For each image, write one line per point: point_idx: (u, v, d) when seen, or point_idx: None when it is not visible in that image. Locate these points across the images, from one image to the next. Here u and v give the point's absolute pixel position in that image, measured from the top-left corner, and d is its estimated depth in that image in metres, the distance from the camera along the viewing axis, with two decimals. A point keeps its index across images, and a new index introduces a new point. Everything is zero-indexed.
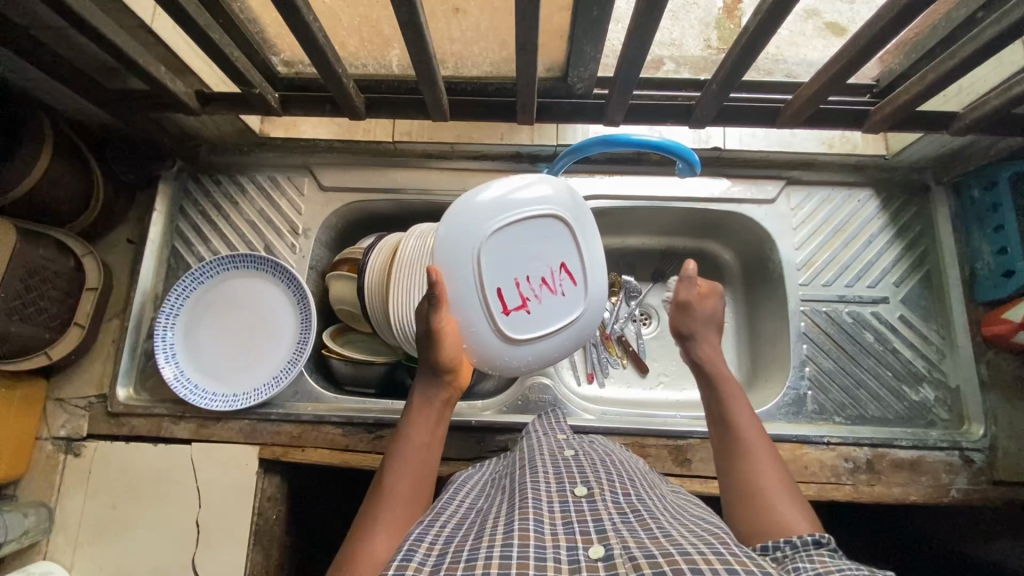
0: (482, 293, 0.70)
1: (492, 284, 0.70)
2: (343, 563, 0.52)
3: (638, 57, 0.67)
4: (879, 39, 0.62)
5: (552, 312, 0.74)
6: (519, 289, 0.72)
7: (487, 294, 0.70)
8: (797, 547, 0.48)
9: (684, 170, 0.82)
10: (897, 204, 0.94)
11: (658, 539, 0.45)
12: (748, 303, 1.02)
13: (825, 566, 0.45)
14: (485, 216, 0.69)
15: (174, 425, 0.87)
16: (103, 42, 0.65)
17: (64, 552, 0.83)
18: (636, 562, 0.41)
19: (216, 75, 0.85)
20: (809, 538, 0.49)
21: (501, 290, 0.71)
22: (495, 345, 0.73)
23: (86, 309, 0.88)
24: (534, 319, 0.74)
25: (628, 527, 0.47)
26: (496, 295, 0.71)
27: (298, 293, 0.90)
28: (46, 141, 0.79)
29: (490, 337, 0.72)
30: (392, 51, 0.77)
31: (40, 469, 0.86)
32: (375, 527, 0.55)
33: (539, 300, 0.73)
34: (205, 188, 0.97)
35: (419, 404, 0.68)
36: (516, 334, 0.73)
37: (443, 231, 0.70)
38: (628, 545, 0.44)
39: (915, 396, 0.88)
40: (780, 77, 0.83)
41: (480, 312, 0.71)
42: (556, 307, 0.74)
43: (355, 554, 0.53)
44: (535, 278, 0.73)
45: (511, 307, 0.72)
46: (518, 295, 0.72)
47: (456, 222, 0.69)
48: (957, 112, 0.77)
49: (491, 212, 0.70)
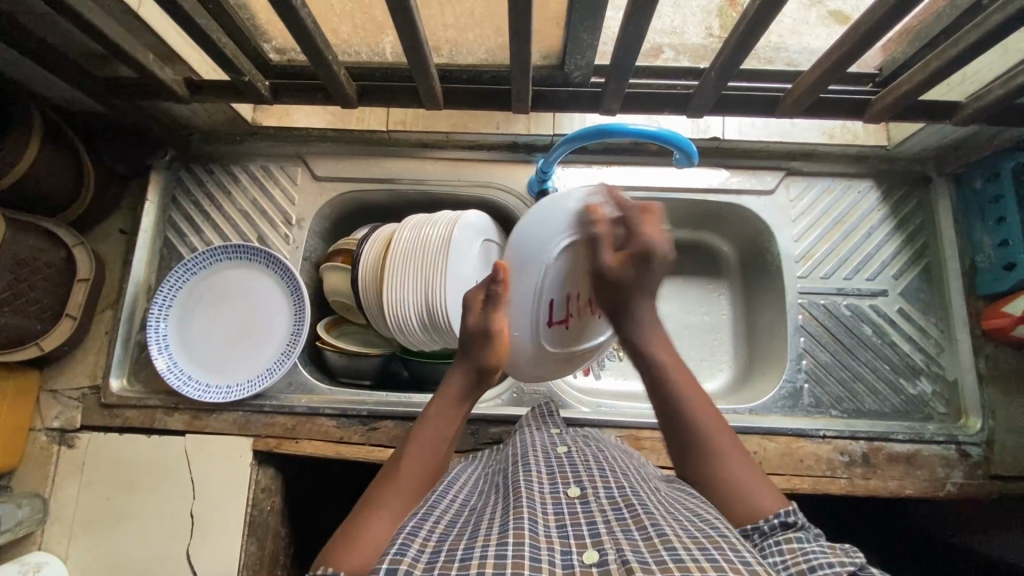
0: (537, 300, 0.72)
1: (548, 294, 0.72)
2: (343, 542, 0.52)
3: (634, 44, 0.66)
4: (881, 26, 0.61)
5: (588, 329, 0.77)
6: (567, 304, 0.74)
7: (541, 302, 0.73)
8: (765, 533, 0.51)
9: (681, 161, 0.80)
10: (898, 196, 0.93)
11: (652, 540, 0.45)
12: (745, 295, 1.01)
13: (792, 550, 0.48)
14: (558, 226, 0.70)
15: (167, 417, 0.87)
16: (89, 28, 0.64)
17: (58, 543, 0.83)
18: (629, 566, 0.41)
19: (207, 62, 0.84)
20: (776, 521, 0.52)
21: (552, 301, 0.73)
22: (529, 350, 0.76)
23: (78, 300, 0.87)
24: (573, 334, 0.76)
25: (621, 526, 0.47)
26: (548, 305, 0.73)
27: (292, 285, 0.90)
28: (35, 130, 0.78)
29: (528, 342, 0.75)
30: (386, 38, 0.76)
31: (34, 460, 0.86)
32: (377, 510, 0.55)
33: (580, 318, 0.75)
34: (197, 178, 0.96)
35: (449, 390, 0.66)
36: (554, 345, 0.76)
37: (523, 229, 0.72)
38: (621, 548, 0.44)
39: (913, 389, 0.87)
40: (781, 67, 0.80)
41: (531, 316, 0.73)
42: (591, 326, 0.77)
43: (354, 534, 0.52)
44: (584, 296, 0.74)
45: (556, 319, 0.74)
46: (563, 309, 0.74)
47: (539, 223, 0.71)
48: (960, 103, 0.76)
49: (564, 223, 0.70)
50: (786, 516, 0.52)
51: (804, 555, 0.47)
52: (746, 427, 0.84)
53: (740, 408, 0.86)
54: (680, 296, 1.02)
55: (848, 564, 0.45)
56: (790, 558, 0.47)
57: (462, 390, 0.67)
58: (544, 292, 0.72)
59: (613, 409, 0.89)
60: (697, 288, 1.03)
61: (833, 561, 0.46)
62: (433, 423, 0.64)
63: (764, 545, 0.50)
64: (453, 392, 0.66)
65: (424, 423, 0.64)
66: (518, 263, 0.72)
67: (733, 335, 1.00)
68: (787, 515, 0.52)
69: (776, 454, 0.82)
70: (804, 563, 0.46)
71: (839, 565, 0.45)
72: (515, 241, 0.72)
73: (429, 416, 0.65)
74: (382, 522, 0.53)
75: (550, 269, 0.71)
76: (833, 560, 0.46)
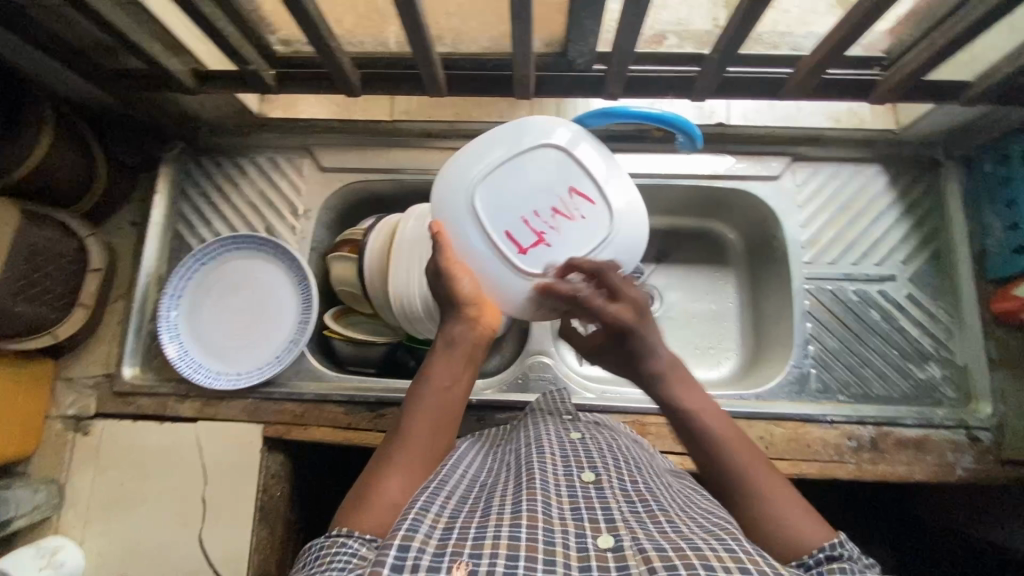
0: (490, 240, 0.64)
1: (498, 227, 0.64)
2: (355, 505, 0.51)
3: (635, 29, 0.66)
4: (883, 5, 0.60)
5: (576, 241, 0.65)
6: (529, 225, 0.65)
7: (496, 239, 0.64)
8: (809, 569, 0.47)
9: (684, 145, 0.78)
10: (907, 179, 0.92)
11: (668, 533, 0.45)
12: (752, 284, 1.01)
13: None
14: (482, 166, 0.64)
15: (179, 404, 0.88)
16: (98, 18, 0.65)
17: (74, 527, 0.85)
18: (647, 555, 0.42)
19: (213, 53, 0.85)
20: (819, 555, 0.47)
21: (509, 231, 0.64)
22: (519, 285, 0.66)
23: (90, 290, 0.88)
24: (559, 252, 0.65)
25: (637, 517, 0.47)
26: (507, 237, 0.65)
27: (299, 274, 0.91)
28: (47, 122, 0.79)
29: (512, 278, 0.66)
30: (389, 27, 0.77)
31: (50, 447, 0.88)
32: (387, 472, 0.54)
33: (556, 233, 0.65)
34: (206, 170, 0.97)
35: (444, 344, 0.62)
36: (544, 270, 0.65)
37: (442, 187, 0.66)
38: (638, 537, 0.44)
39: (922, 374, 0.86)
40: (787, 51, 0.78)
41: (494, 256, 0.65)
42: (579, 232, 0.65)
43: (366, 497, 0.52)
44: (544, 210, 0.65)
45: (525, 245, 0.65)
46: (530, 231, 0.65)
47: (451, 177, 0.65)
48: (968, 82, 0.75)
49: (484, 163, 0.64)
50: (831, 550, 0.47)
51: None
52: (751, 413, 0.84)
53: (747, 395, 0.86)
54: (687, 284, 1.02)
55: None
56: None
57: (456, 338, 0.63)
58: (492, 227, 0.64)
59: (619, 395, 0.89)
60: (703, 276, 1.03)
61: None
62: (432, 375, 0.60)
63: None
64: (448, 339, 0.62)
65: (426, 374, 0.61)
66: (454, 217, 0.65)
67: (739, 323, 1.00)
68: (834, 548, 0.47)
69: (782, 439, 0.82)
70: None
71: None
72: (441, 212, 0.66)
73: (426, 371, 0.61)
74: (394, 484, 0.53)
75: (485, 210, 0.64)
76: None
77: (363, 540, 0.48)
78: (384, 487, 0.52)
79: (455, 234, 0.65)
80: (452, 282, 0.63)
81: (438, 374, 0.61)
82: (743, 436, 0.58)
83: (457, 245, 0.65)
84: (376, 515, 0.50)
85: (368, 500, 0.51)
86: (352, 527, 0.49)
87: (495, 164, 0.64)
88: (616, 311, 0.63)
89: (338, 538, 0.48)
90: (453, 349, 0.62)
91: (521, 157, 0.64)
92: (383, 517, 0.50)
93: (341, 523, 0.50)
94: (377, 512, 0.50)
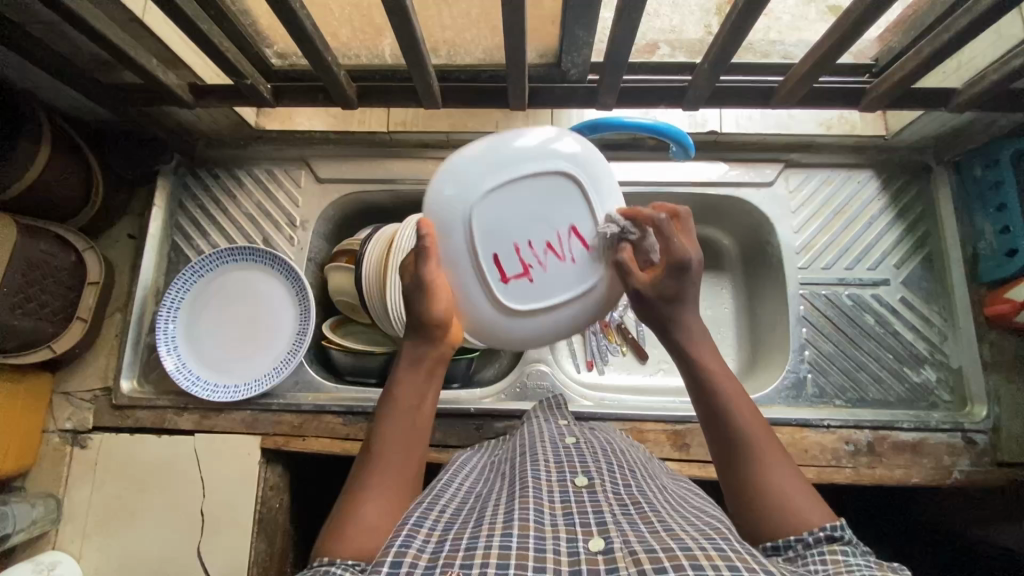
0: (477, 263, 0.57)
1: (486, 249, 0.57)
2: (334, 534, 0.49)
3: (628, 41, 0.67)
4: (868, 15, 0.61)
5: (562, 283, 0.61)
6: (519, 255, 0.59)
7: (482, 262, 0.57)
8: (808, 546, 0.46)
9: (678, 153, 0.78)
10: (899, 184, 0.93)
11: (659, 532, 0.45)
12: (747, 289, 1.01)
13: (836, 561, 0.44)
14: (484, 175, 0.57)
15: (176, 417, 0.88)
16: (95, 35, 0.66)
17: (72, 542, 0.84)
18: (636, 556, 0.42)
19: (210, 67, 0.85)
20: (822, 534, 0.47)
21: (498, 256, 0.58)
22: (492, 318, 0.60)
23: (88, 303, 0.89)
24: (542, 288, 0.60)
25: (629, 519, 0.48)
26: (493, 262, 0.58)
27: (297, 286, 0.91)
28: (45, 137, 0.80)
29: (486, 309, 0.60)
30: (385, 40, 0.77)
31: (47, 461, 0.87)
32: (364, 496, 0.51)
33: (543, 270, 0.59)
34: (203, 182, 0.97)
35: (409, 359, 0.58)
36: (520, 304, 0.60)
37: (437, 184, 0.57)
38: (628, 538, 0.44)
39: (916, 377, 0.87)
40: (778, 60, 0.79)
41: (475, 281, 0.58)
42: (566, 275, 0.60)
43: (344, 524, 0.49)
44: (538, 242, 0.59)
45: (509, 274, 0.59)
46: (518, 261, 0.59)
47: (454, 175, 0.57)
48: (956, 88, 0.76)
49: (496, 170, 0.57)
50: (832, 531, 0.47)
51: (846, 567, 0.43)
52: None
53: None
54: None
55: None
56: (834, 568, 0.43)
57: (417, 356, 0.58)
58: (483, 249, 0.57)
59: (616, 402, 0.89)
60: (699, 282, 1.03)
61: None
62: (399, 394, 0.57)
63: (806, 559, 0.46)
64: (407, 359, 0.58)
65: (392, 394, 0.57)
66: (443, 219, 0.57)
67: (735, 329, 1.00)
68: (834, 529, 0.47)
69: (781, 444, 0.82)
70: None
71: None
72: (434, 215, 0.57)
73: (389, 393, 0.58)
74: (372, 509, 0.50)
75: (478, 225, 0.57)
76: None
77: (346, 566, 0.45)
78: (362, 512, 0.50)
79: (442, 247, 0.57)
80: (418, 303, 0.57)
81: (402, 393, 0.57)
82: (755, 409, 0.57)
83: (443, 260, 0.58)
84: (357, 540, 0.48)
85: (347, 527, 0.49)
86: (332, 555, 0.47)
87: (504, 176, 0.57)
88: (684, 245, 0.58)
89: (320, 567, 0.46)
90: (416, 366, 0.58)
91: (534, 175, 0.58)
92: (364, 543, 0.48)
93: (320, 555, 0.48)
94: (357, 538, 0.48)
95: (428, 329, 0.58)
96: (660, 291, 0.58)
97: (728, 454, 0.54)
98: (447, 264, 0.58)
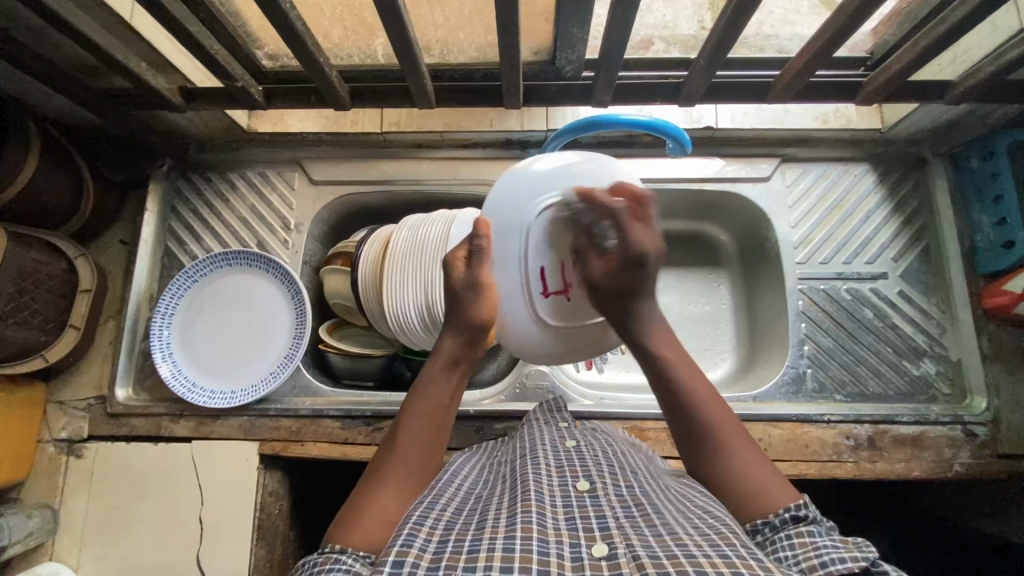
0: (523, 273, 0.62)
1: (537, 261, 0.62)
2: (349, 519, 0.50)
3: (624, 36, 0.66)
4: (864, 8, 0.61)
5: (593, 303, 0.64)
6: (562, 272, 0.63)
7: (528, 274, 0.62)
8: (776, 529, 0.48)
9: (674, 150, 0.78)
10: (895, 178, 0.93)
11: (662, 537, 0.44)
12: (745, 284, 1.01)
13: (804, 545, 0.45)
14: (541, 191, 0.62)
15: (173, 425, 0.87)
16: (82, 40, 0.65)
17: (70, 553, 0.83)
18: (640, 561, 0.41)
19: (200, 70, 0.84)
20: (787, 515, 0.48)
21: (544, 270, 0.62)
22: (530, 330, 0.65)
23: (81, 311, 0.88)
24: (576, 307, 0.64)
25: (632, 523, 0.47)
26: (538, 275, 0.62)
27: (293, 290, 0.90)
28: (33, 144, 0.79)
29: (527, 320, 0.64)
30: (377, 39, 0.76)
31: (42, 471, 0.86)
32: (383, 485, 0.53)
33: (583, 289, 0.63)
34: (195, 186, 0.96)
35: (440, 360, 0.62)
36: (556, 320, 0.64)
37: (493, 201, 0.64)
38: (631, 543, 0.44)
39: (916, 370, 0.87)
40: (772, 53, 0.79)
41: (521, 294, 0.63)
42: None
43: (361, 511, 0.51)
44: None
45: (551, 290, 0.63)
46: (560, 277, 0.63)
47: (511, 188, 0.64)
48: (952, 81, 0.75)
49: (546, 185, 0.62)
50: (797, 510, 0.48)
51: (815, 551, 0.44)
52: (749, 415, 0.84)
53: (743, 396, 0.86)
54: (680, 287, 1.03)
55: (862, 560, 0.42)
56: (802, 554, 0.44)
57: (453, 355, 0.62)
58: (531, 261, 0.62)
59: (616, 401, 0.89)
60: (697, 279, 1.03)
61: (845, 557, 0.42)
62: (426, 391, 0.60)
63: (775, 542, 0.47)
64: (444, 356, 0.62)
65: (420, 391, 0.60)
66: (500, 227, 0.63)
67: (734, 324, 1.00)
68: (800, 508, 0.49)
69: (782, 440, 0.82)
70: (815, 559, 0.43)
71: (851, 562, 0.42)
72: (493, 222, 0.64)
73: (419, 390, 0.60)
74: (389, 501, 0.52)
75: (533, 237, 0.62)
76: (846, 556, 0.43)
77: (357, 557, 0.47)
78: (380, 502, 0.52)
79: (495, 252, 0.63)
80: (466, 302, 0.61)
81: (433, 389, 0.60)
82: (716, 394, 0.58)
83: (493, 267, 0.63)
84: (372, 529, 0.49)
85: (364, 516, 0.50)
86: (345, 542, 0.48)
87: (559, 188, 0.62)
88: (642, 238, 0.58)
89: (331, 554, 0.47)
90: (447, 366, 0.62)
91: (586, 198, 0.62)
92: (379, 531, 0.49)
93: (333, 539, 0.49)
94: (373, 526, 0.49)
95: (472, 333, 0.62)
96: (616, 283, 0.59)
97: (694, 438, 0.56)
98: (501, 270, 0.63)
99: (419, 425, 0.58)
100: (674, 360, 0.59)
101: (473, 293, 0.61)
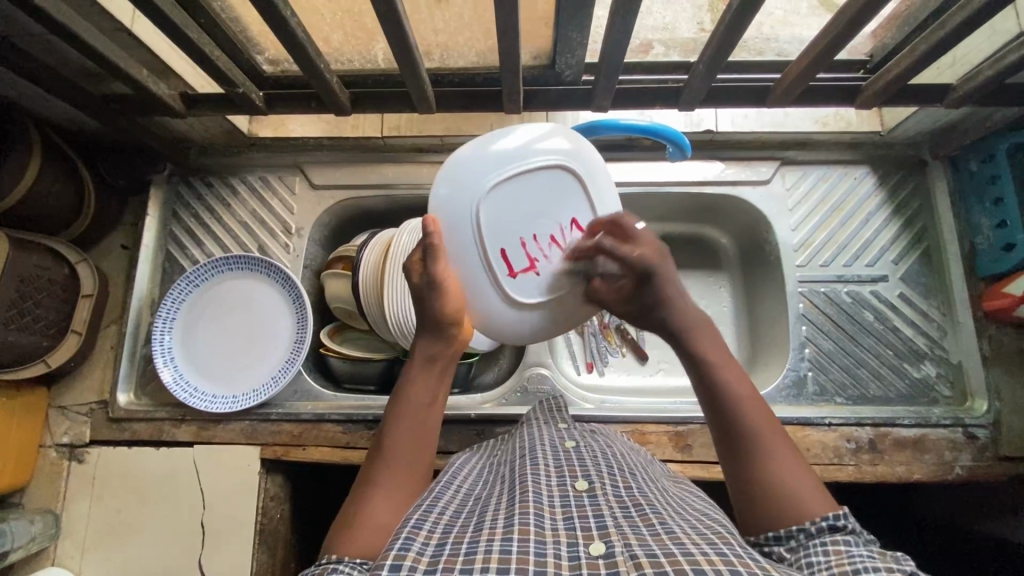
0: (483, 254, 0.59)
1: (494, 244, 0.59)
2: (342, 529, 0.51)
3: (623, 41, 0.67)
4: (863, 14, 0.61)
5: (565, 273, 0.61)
6: (524, 248, 0.59)
7: (489, 255, 0.59)
8: (810, 536, 0.47)
9: (675, 154, 0.77)
10: (895, 180, 0.93)
11: (660, 536, 0.45)
12: (746, 287, 1.01)
13: (838, 553, 0.45)
14: (487, 172, 0.57)
15: (175, 429, 0.87)
16: (83, 47, 0.65)
17: (72, 558, 0.84)
18: (637, 560, 0.41)
19: (201, 75, 0.85)
20: (823, 523, 0.48)
21: (504, 250, 0.59)
22: (501, 311, 0.62)
23: (82, 317, 0.88)
24: (549, 282, 0.61)
25: (630, 522, 0.47)
26: (499, 256, 0.59)
27: (293, 294, 0.90)
28: (35, 150, 0.79)
29: (497, 302, 0.61)
30: (378, 44, 0.76)
31: (44, 476, 0.86)
32: (374, 492, 0.53)
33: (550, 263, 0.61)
34: (196, 191, 0.96)
35: (419, 361, 0.61)
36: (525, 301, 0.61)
37: (438, 192, 0.59)
38: (629, 542, 0.44)
39: (916, 373, 0.87)
40: (772, 57, 0.79)
41: (483, 277, 0.59)
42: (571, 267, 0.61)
43: (354, 521, 0.51)
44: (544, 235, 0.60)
45: (517, 270, 0.60)
46: (523, 253, 0.60)
47: (455, 174, 0.58)
48: (951, 84, 0.76)
49: (491, 165, 0.57)
50: (835, 520, 0.47)
51: (848, 558, 0.43)
52: None
53: None
54: None
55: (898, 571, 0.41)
56: (835, 560, 0.44)
57: (429, 354, 0.61)
58: (492, 242, 0.58)
59: (617, 405, 0.89)
60: (698, 281, 1.03)
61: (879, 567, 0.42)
62: (408, 395, 0.59)
63: (808, 548, 0.47)
64: (420, 357, 0.61)
65: (402, 395, 0.59)
66: (449, 218, 0.58)
67: (735, 327, 1.00)
68: (838, 518, 0.48)
69: None
70: (849, 566, 0.43)
71: (885, 571, 0.42)
72: (440, 215, 0.59)
73: (400, 394, 0.59)
74: (379, 508, 0.52)
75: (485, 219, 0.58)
76: (881, 566, 0.42)
77: (354, 564, 0.46)
78: (371, 510, 0.52)
79: (451, 235, 0.59)
80: (429, 300, 0.59)
81: (414, 390, 0.59)
82: (761, 402, 0.57)
83: (448, 250, 0.59)
84: (364, 536, 0.49)
85: (356, 525, 0.50)
86: (339, 551, 0.48)
87: (502, 166, 0.58)
88: (641, 253, 0.59)
89: (329, 564, 0.47)
90: (427, 366, 0.61)
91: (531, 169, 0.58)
92: (371, 538, 0.49)
93: (328, 551, 0.49)
94: (365, 534, 0.49)
95: (443, 329, 0.60)
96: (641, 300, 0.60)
97: (732, 437, 0.55)
98: (459, 261, 0.59)
99: (404, 428, 0.57)
100: (717, 360, 0.59)
101: (437, 291, 0.59)
